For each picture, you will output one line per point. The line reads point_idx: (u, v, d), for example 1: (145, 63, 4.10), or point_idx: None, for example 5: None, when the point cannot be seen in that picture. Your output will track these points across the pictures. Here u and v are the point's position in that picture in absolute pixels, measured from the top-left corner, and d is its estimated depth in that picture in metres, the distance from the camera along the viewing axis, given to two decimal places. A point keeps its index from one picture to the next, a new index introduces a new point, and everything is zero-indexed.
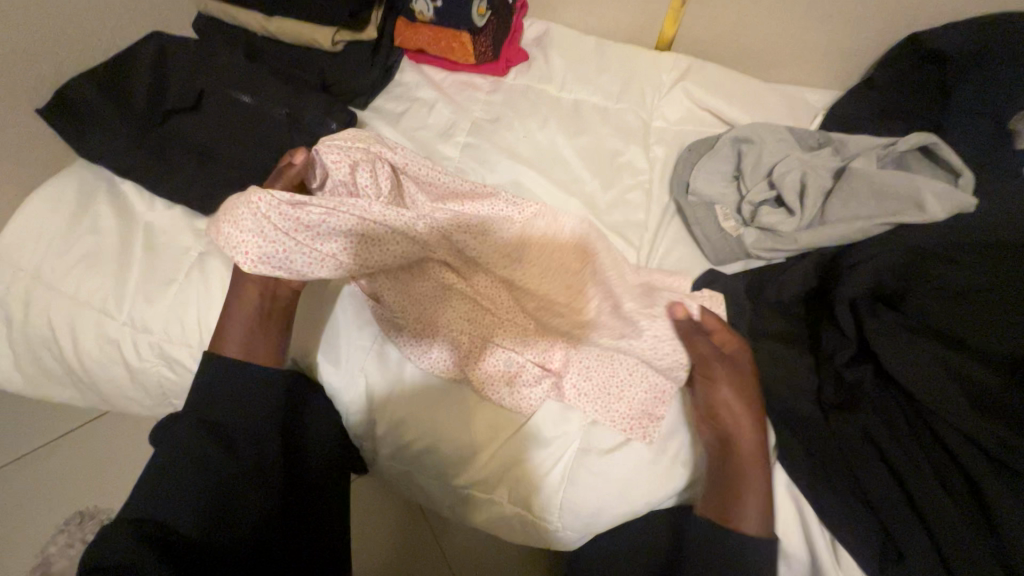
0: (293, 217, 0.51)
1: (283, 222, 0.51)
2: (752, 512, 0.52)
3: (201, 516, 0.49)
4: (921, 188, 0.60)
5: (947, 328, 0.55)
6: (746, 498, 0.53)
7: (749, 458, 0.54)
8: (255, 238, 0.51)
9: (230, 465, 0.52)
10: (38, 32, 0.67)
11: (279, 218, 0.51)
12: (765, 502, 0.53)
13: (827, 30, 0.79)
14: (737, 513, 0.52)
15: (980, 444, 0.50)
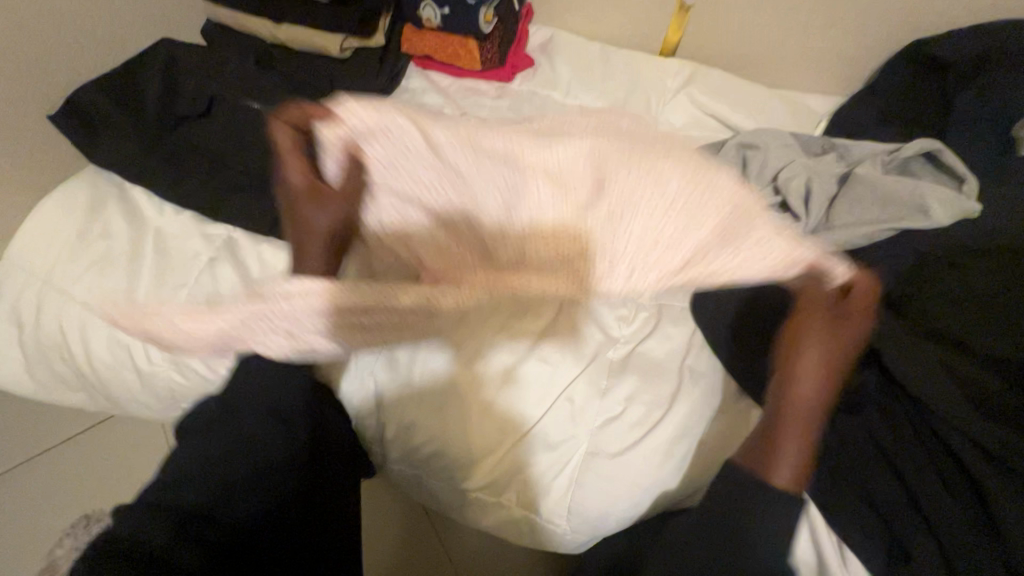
0: (308, 296, 0.57)
1: (305, 313, 0.58)
2: (786, 463, 0.50)
3: (212, 494, 0.51)
4: (925, 195, 0.60)
5: (953, 332, 0.56)
6: (784, 452, 0.50)
7: (800, 419, 0.51)
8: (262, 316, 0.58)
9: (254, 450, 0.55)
10: (51, 39, 0.68)
11: (295, 299, 0.57)
12: (803, 459, 0.50)
13: (830, 36, 0.79)
14: (773, 464, 0.50)
15: (986, 448, 0.51)
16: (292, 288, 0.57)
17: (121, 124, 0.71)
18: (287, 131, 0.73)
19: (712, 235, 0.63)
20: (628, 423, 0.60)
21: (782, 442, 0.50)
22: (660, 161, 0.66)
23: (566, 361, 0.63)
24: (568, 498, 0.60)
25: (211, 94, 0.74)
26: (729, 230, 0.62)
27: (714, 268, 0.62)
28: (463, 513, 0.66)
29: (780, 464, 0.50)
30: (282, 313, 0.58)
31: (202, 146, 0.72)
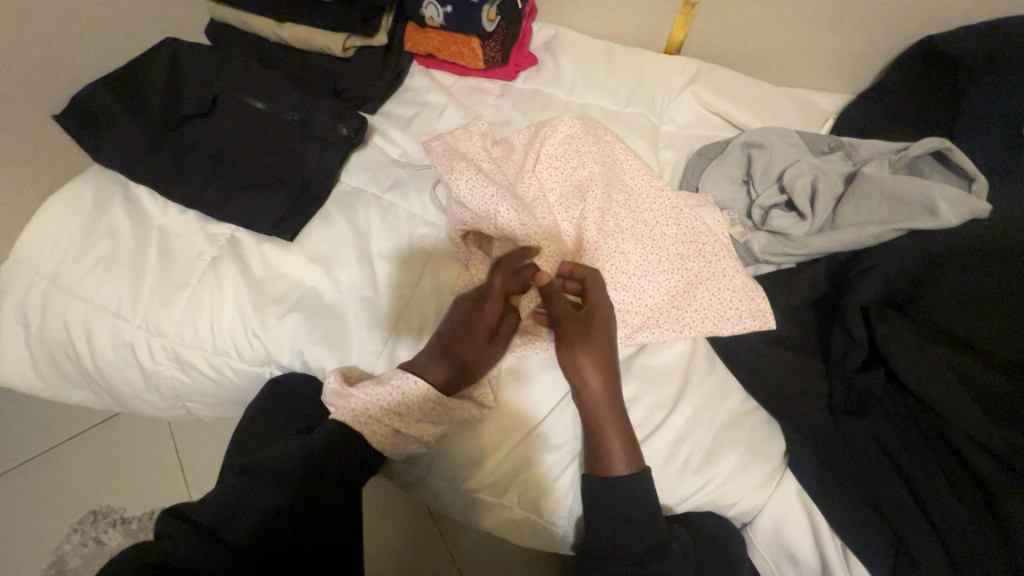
0: (432, 402, 0.57)
1: (416, 410, 0.57)
2: (616, 455, 0.55)
3: (220, 510, 0.49)
4: (933, 194, 0.59)
5: (957, 333, 0.55)
6: (611, 445, 0.55)
7: (601, 413, 0.56)
8: (380, 396, 0.57)
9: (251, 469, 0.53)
10: (55, 38, 0.68)
11: (422, 401, 0.56)
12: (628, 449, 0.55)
13: (838, 34, 0.78)
14: (608, 450, 0.55)
15: (993, 451, 0.50)
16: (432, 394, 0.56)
17: (124, 123, 0.70)
18: (291, 131, 0.73)
19: (683, 253, 0.64)
20: (629, 424, 0.59)
21: (601, 435, 0.55)
22: (635, 181, 0.68)
23: None
24: (569, 497, 0.60)
25: (214, 93, 0.74)
26: (703, 250, 0.64)
27: (693, 283, 0.63)
28: (464, 515, 0.65)
29: (612, 450, 0.55)
30: (407, 401, 0.57)
31: (206, 146, 0.72)
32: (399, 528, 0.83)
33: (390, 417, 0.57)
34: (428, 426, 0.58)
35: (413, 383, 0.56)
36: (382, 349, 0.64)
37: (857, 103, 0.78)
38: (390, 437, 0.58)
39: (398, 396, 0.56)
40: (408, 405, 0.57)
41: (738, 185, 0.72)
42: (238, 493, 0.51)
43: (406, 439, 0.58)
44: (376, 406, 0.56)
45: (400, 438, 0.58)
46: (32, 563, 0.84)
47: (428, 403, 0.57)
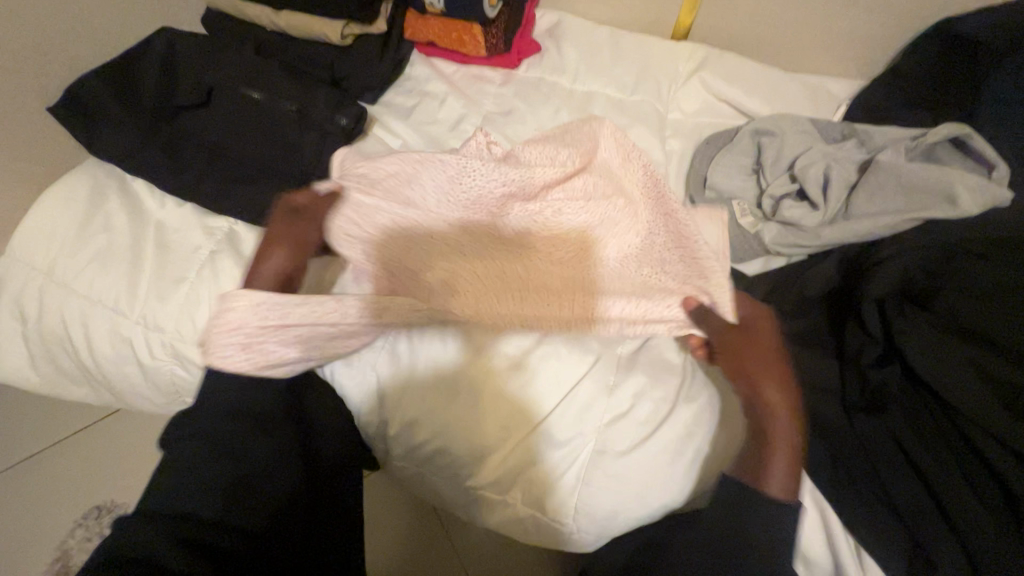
0: (262, 307, 0.52)
1: (250, 322, 0.52)
2: (776, 475, 0.49)
3: (221, 504, 0.48)
4: (954, 183, 0.58)
5: (976, 326, 0.53)
6: (775, 467, 0.50)
7: (772, 435, 0.51)
8: (224, 324, 0.52)
9: (242, 463, 0.51)
10: (46, 28, 0.66)
11: (256, 311, 0.52)
12: (794, 473, 0.50)
13: (853, 15, 0.75)
14: (763, 474, 0.50)
15: (1011, 444, 0.47)
16: (257, 299, 0.52)
17: (118, 114, 0.69)
18: (287, 120, 0.71)
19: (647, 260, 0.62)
20: (636, 420, 0.58)
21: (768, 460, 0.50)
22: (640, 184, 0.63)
23: (573, 356, 0.60)
24: (575, 495, 0.58)
25: (209, 83, 0.72)
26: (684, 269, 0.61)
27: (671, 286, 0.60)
28: (470, 511, 0.64)
29: (770, 474, 0.50)
30: (246, 317, 0.52)
31: (203, 137, 0.71)
32: (398, 521, 0.83)
33: (244, 342, 0.52)
34: (277, 331, 0.53)
35: (229, 300, 0.52)
36: (384, 344, 0.62)
37: (872, 89, 0.76)
38: (259, 356, 0.53)
39: (230, 320, 0.52)
40: (243, 326, 0.52)
41: (747, 174, 0.70)
42: (239, 492, 0.49)
43: (268, 349, 0.53)
44: (227, 342, 0.52)
45: (261, 353, 0.53)
46: (34, 561, 0.82)
47: (260, 313, 0.52)
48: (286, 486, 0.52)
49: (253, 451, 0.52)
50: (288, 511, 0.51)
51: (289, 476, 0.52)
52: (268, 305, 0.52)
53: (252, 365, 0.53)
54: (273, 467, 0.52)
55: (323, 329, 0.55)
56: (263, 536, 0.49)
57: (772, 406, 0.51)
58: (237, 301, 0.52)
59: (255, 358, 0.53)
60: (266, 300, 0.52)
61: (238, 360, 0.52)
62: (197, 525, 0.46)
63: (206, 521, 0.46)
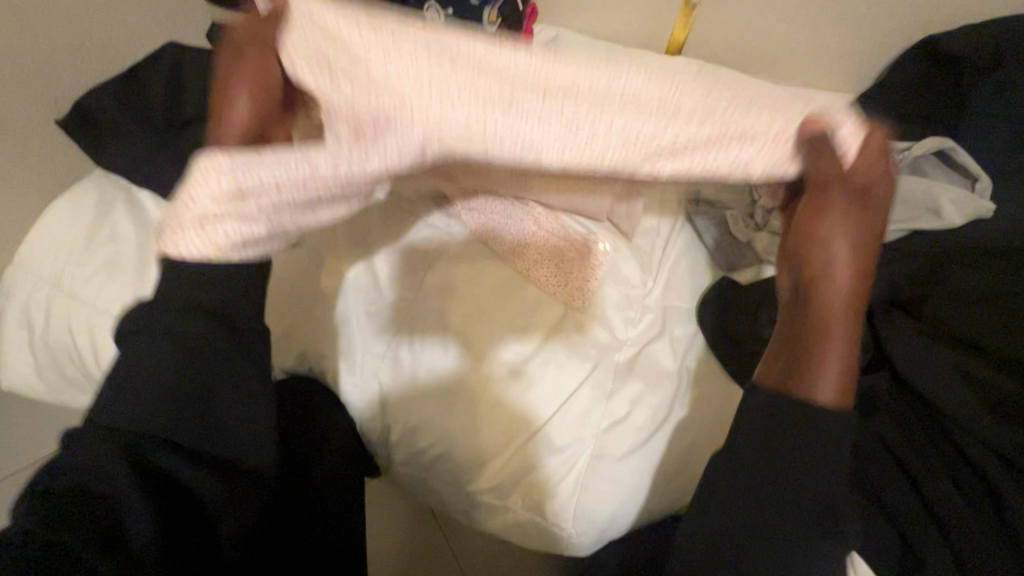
0: (239, 164, 0.40)
1: (210, 191, 0.40)
2: (825, 378, 0.43)
3: (178, 451, 0.42)
4: (937, 194, 0.59)
5: (964, 332, 0.54)
6: (827, 361, 0.43)
7: (829, 334, 0.43)
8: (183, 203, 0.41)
9: (214, 417, 0.44)
10: (57, 43, 0.68)
11: (218, 173, 0.40)
12: (844, 376, 0.43)
13: (840, 31, 0.78)
14: (814, 369, 0.43)
15: (1003, 453, 0.49)
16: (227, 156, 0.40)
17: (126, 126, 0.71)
18: None
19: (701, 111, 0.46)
20: (634, 426, 0.59)
21: (822, 341, 0.43)
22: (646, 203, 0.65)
23: (572, 362, 0.61)
24: (574, 500, 0.59)
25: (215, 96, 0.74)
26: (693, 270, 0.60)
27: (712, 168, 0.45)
28: (471, 516, 0.65)
29: (822, 370, 0.43)
30: (210, 173, 0.40)
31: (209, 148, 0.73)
32: (399, 527, 0.84)
33: (204, 215, 0.41)
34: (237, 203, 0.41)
35: (211, 160, 0.40)
36: (386, 352, 0.63)
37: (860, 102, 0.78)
38: (220, 231, 0.42)
39: (191, 194, 0.41)
40: (209, 206, 0.41)
41: None
42: (193, 443, 0.43)
43: (236, 220, 0.41)
44: (184, 224, 0.41)
45: (224, 230, 0.41)
46: None
47: (220, 202, 0.40)
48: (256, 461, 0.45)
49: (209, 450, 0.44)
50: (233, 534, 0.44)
51: (247, 499, 0.45)
52: (226, 182, 0.40)
53: (209, 249, 0.42)
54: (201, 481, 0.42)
55: (297, 193, 0.42)
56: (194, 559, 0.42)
57: (836, 261, 0.44)
58: (214, 165, 0.40)
59: (219, 238, 0.42)
60: (227, 171, 0.40)
61: (195, 236, 0.41)
62: (138, 450, 0.41)
63: (170, 460, 0.42)
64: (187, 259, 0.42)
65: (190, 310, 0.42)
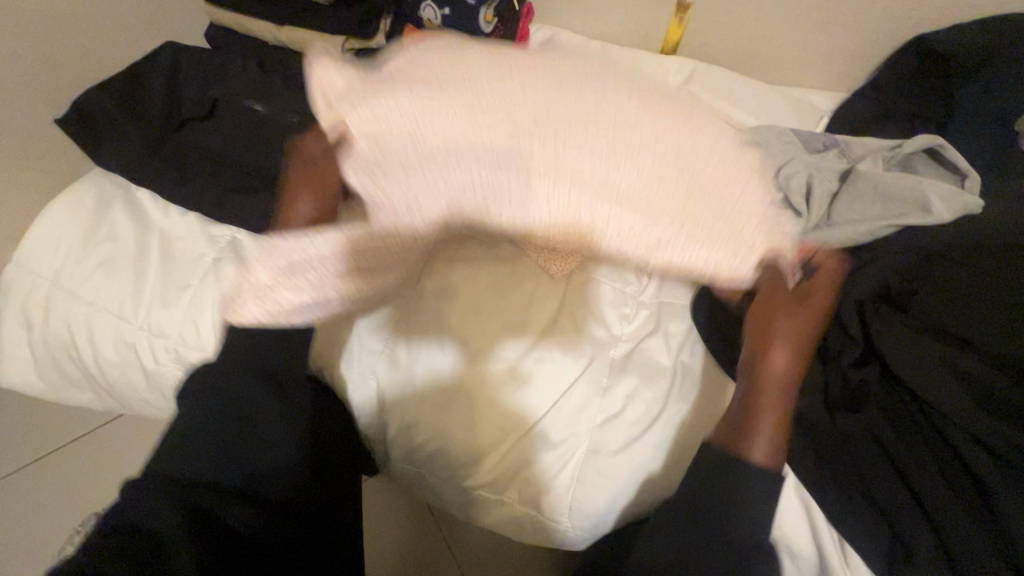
0: (272, 251, 0.59)
1: (258, 305, 0.58)
2: (758, 442, 0.53)
3: (221, 470, 0.54)
4: (926, 191, 0.60)
5: (951, 328, 0.56)
6: (762, 428, 0.54)
7: (765, 406, 0.54)
8: (240, 288, 0.59)
9: (244, 427, 0.55)
10: (54, 42, 0.69)
11: (265, 257, 0.59)
12: (775, 443, 0.53)
13: (832, 31, 0.79)
14: (750, 440, 0.53)
15: (990, 446, 0.50)
16: (269, 244, 0.59)
17: (123, 125, 0.71)
18: (289, 131, 0.74)
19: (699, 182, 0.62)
20: (630, 420, 0.60)
21: (758, 413, 0.54)
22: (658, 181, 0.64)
23: (567, 359, 0.62)
24: (570, 494, 0.59)
25: (212, 96, 0.74)
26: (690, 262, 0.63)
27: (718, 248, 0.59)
28: (467, 512, 0.65)
29: (758, 441, 0.53)
30: (247, 309, 0.58)
31: (206, 148, 0.73)
32: (395, 525, 0.84)
33: (258, 292, 0.58)
34: (270, 298, 0.58)
35: (269, 255, 0.58)
36: (383, 348, 0.64)
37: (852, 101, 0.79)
38: (267, 301, 0.58)
39: (247, 275, 0.59)
40: (264, 291, 0.58)
41: None
42: (231, 440, 0.55)
43: (279, 296, 0.58)
44: (246, 295, 0.59)
45: (277, 299, 0.58)
46: (33, 566, 0.83)
47: (271, 300, 0.58)
48: (279, 460, 0.55)
49: (263, 458, 0.55)
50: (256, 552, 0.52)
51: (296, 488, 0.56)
52: (275, 284, 0.58)
53: (264, 310, 0.58)
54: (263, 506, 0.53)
55: (315, 289, 0.58)
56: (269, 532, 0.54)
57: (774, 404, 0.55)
58: (271, 267, 0.58)
59: (271, 307, 0.58)
60: (278, 267, 0.58)
61: (254, 310, 0.58)
62: (206, 487, 0.53)
63: (213, 502, 0.52)
64: (240, 325, 0.59)
65: (247, 369, 0.57)
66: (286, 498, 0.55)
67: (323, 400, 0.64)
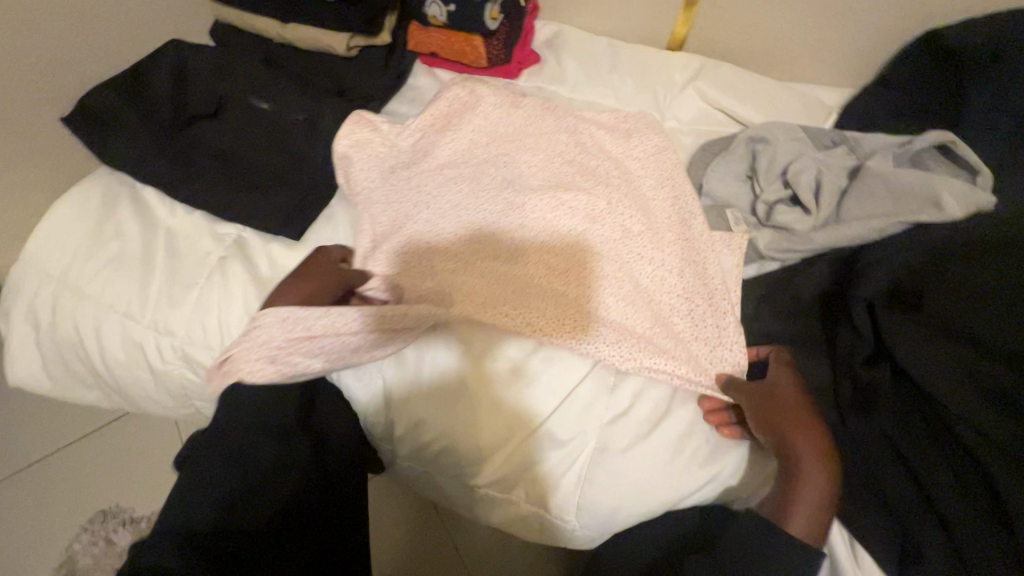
0: (292, 320, 0.54)
1: (267, 368, 0.54)
2: (802, 513, 0.49)
3: (226, 499, 0.50)
4: (938, 188, 0.60)
5: (961, 326, 0.55)
6: (805, 499, 0.49)
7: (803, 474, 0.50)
8: (246, 348, 0.54)
9: (250, 462, 0.53)
10: (62, 40, 0.69)
11: (285, 325, 0.54)
12: (819, 512, 0.49)
13: (841, 26, 0.78)
14: (786, 511, 0.49)
15: (1000, 443, 0.49)
16: (285, 313, 0.54)
17: (131, 123, 0.71)
18: (295, 129, 0.74)
19: (686, 256, 0.66)
20: (638, 419, 0.59)
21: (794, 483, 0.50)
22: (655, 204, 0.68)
23: (574, 358, 0.62)
24: (577, 493, 0.59)
25: (219, 94, 0.75)
26: (697, 275, 0.64)
27: (694, 323, 0.63)
28: (472, 510, 0.65)
29: (794, 510, 0.49)
30: (251, 369, 0.53)
31: (212, 145, 0.73)
32: (400, 525, 0.84)
33: (269, 356, 0.54)
34: (282, 359, 0.54)
35: (265, 319, 0.54)
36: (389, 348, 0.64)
37: (860, 98, 0.78)
38: (279, 367, 0.54)
39: (259, 337, 0.54)
40: (274, 358, 0.54)
41: (742, 181, 0.72)
42: (235, 493, 0.51)
43: (296, 359, 0.55)
44: (250, 357, 0.54)
45: (292, 363, 0.55)
46: (41, 564, 0.84)
47: (285, 361, 0.54)
48: (284, 496, 0.53)
49: (256, 450, 0.53)
50: (269, 543, 0.50)
51: (298, 475, 0.54)
52: (282, 342, 0.54)
53: (285, 375, 0.55)
54: (268, 500, 0.52)
55: (328, 341, 0.55)
56: (280, 524, 0.52)
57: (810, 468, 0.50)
58: (271, 329, 0.54)
59: (285, 371, 0.55)
60: (281, 330, 0.54)
61: (268, 373, 0.54)
62: (216, 517, 0.49)
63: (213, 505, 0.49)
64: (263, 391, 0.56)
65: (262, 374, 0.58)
66: (291, 488, 0.53)
67: (331, 400, 0.64)
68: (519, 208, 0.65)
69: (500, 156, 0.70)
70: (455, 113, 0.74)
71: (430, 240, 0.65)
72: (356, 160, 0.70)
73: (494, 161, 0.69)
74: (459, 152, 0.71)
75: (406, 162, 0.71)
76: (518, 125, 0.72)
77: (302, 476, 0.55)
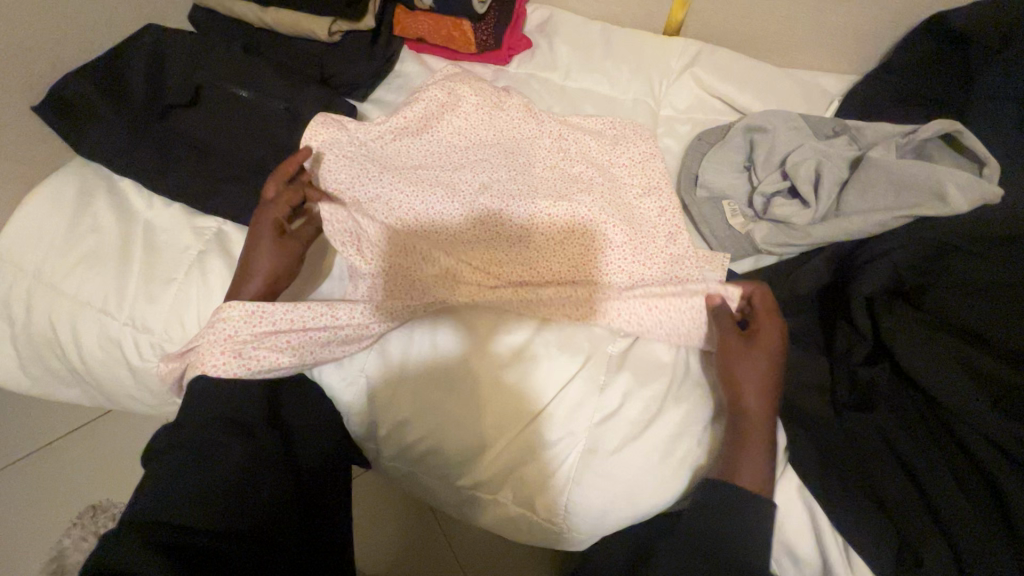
0: (257, 315, 0.57)
1: (231, 360, 0.56)
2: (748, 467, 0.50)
3: (196, 510, 0.47)
4: (943, 179, 0.57)
5: (963, 322, 0.53)
6: (750, 455, 0.51)
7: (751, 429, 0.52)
8: (211, 339, 0.57)
9: (220, 471, 0.49)
10: (30, 27, 0.66)
11: (250, 319, 0.57)
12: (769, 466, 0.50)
13: (845, 10, 0.75)
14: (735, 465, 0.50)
15: (999, 443, 0.48)
16: (252, 307, 0.57)
17: (105, 113, 0.69)
18: (276, 118, 0.71)
19: (671, 266, 0.63)
20: (629, 419, 0.57)
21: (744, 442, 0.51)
22: (639, 203, 0.66)
23: (563, 356, 0.60)
24: (568, 493, 0.57)
25: (197, 81, 0.71)
26: (679, 276, 0.62)
27: (676, 339, 0.60)
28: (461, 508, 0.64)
29: (742, 466, 0.50)
30: (216, 363, 0.55)
31: (191, 136, 0.70)
32: (388, 524, 0.83)
33: (234, 348, 0.56)
34: (249, 351, 0.56)
35: (230, 311, 0.57)
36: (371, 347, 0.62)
37: (862, 84, 0.76)
38: (245, 360, 0.56)
39: (225, 329, 0.57)
40: (237, 349, 0.56)
41: (739, 172, 0.70)
42: (196, 496, 0.48)
43: (263, 353, 0.56)
44: (215, 349, 0.56)
45: (259, 357, 0.56)
46: (29, 562, 0.82)
47: (251, 353, 0.56)
48: (259, 496, 0.50)
49: (228, 458, 0.50)
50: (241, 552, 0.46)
51: (276, 483, 0.52)
52: (247, 334, 0.57)
53: (249, 369, 0.56)
54: (242, 509, 0.48)
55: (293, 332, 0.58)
56: (253, 533, 0.48)
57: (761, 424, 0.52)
58: (236, 323, 0.57)
59: (250, 364, 0.56)
60: (246, 322, 0.57)
61: (232, 366, 0.56)
62: (184, 527, 0.45)
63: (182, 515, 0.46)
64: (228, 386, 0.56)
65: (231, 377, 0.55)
66: (266, 497, 0.50)
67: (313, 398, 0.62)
68: (502, 212, 0.65)
69: (491, 153, 0.69)
70: (441, 107, 0.71)
71: (419, 235, 0.64)
72: (334, 154, 0.66)
73: (474, 166, 0.67)
74: (446, 146, 0.69)
75: (390, 155, 0.68)
76: (507, 122, 0.70)
77: (278, 485, 0.52)
